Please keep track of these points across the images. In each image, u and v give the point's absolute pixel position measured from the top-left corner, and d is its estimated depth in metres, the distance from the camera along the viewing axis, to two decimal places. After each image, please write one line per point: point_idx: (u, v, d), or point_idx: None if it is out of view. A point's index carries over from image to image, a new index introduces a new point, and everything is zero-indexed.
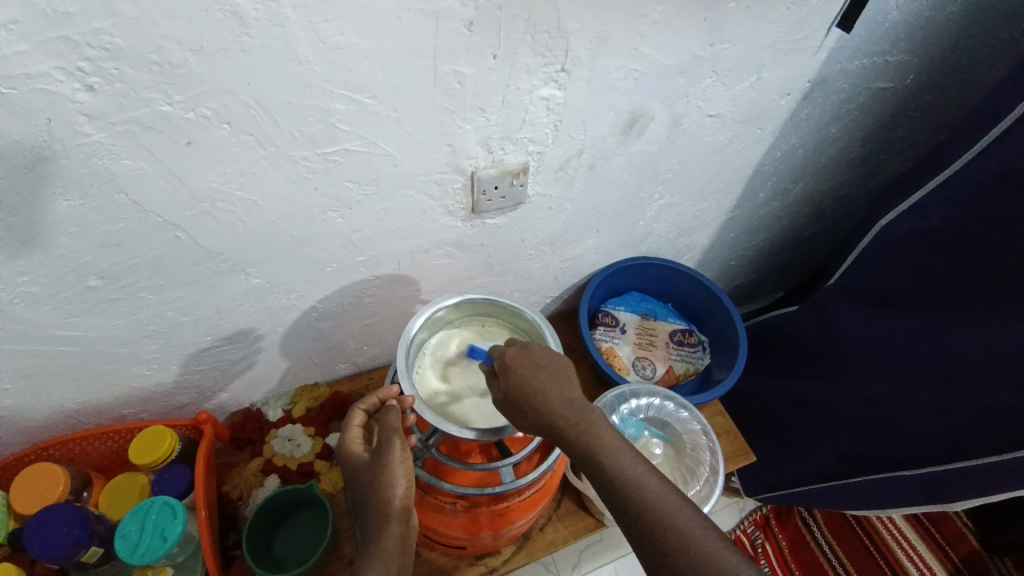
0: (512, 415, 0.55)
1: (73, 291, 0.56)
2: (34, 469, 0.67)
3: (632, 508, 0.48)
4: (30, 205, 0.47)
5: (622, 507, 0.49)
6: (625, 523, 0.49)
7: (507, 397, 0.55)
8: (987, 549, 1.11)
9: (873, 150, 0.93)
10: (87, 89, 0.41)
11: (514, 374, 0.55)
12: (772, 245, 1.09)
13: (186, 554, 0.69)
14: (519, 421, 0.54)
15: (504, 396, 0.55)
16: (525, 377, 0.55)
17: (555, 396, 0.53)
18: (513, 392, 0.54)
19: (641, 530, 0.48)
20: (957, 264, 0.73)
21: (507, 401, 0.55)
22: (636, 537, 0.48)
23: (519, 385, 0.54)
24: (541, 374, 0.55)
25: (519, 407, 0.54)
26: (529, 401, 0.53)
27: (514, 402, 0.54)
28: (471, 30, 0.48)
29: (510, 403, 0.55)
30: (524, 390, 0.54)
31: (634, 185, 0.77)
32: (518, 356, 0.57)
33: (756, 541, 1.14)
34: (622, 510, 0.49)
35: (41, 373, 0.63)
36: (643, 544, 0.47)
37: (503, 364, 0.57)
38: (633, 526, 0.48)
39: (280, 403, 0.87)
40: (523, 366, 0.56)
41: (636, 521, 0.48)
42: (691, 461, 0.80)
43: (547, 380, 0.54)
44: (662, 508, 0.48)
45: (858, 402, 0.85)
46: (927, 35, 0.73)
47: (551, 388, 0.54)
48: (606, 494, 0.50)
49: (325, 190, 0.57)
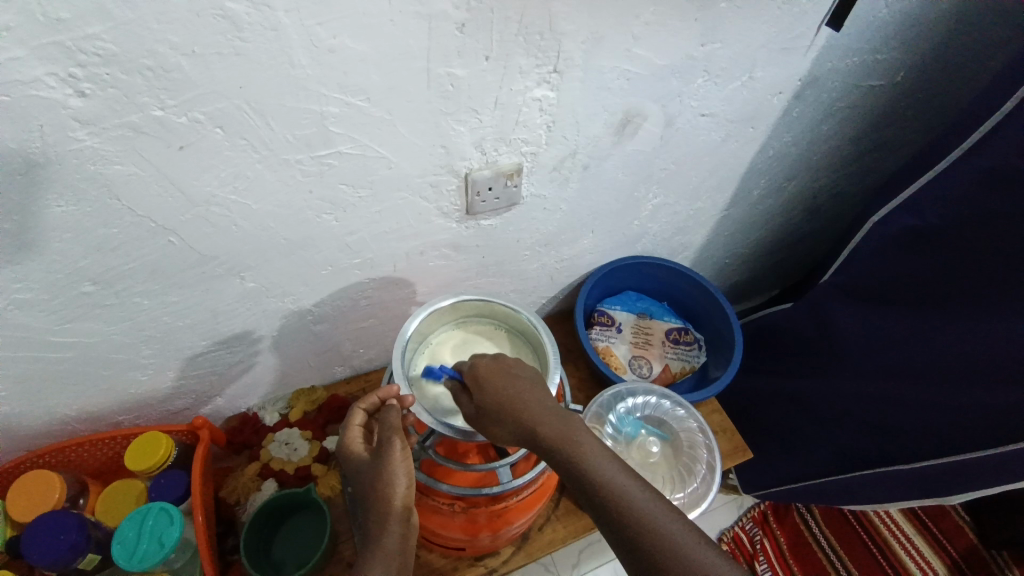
0: (489, 427, 0.54)
1: (68, 296, 0.55)
2: (29, 476, 0.66)
3: (615, 516, 0.48)
4: (24, 210, 0.47)
5: (604, 514, 0.49)
6: (607, 529, 0.49)
7: (482, 409, 0.54)
8: (985, 544, 1.12)
9: (866, 148, 0.93)
10: (80, 95, 0.41)
11: (489, 386, 0.55)
12: (767, 243, 1.10)
13: (184, 560, 0.69)
14: (497, 432, 0.54)
15: (479, 409, 0.55)
16: (500, 389, 0.54)
17: (532, 404, 0.53)
18: (489, 405, 0.54)
19: (625, 536, 0.48)
20: (950, 259, 0.73)
21: (483, 414, 0.55)
22: (619, 542, 0.48)
23: (495, 397, 0.54)
24: (515, 385, 0.55)
25: (496, 418, 0.53)
26: (505, 412, 0.53)
27: (492, 412, 0.54)
28: (465, 32, 0.49)
29: (486, 415, 0.54)
30: (499, 402, 0.54)
31: (628, 184, 0.77)
32: (491, 368, 0.56)
33: (754, 538, 1.15)
34: (604, 518, 0.49)
35: (37, 379, 0.63)
36: (627, 550, 0.48)
37: (477, 377, 0.56)
38: (616, 532, 0.48)
39: (277, 407, 0.87)
40: (496, 377, 0.55)
41: (619, 527, 0.48)
42: (689, 459, 0.80)
43: (523, 391, 0.54)
44: (645, 514, 0.48)
45: (854, 398, 0.86)
46: (917, 33, 0.74)
47: (528, 397, 0.54)
48: (587, 502, 0.50)
49: (321, 193, 0.57)
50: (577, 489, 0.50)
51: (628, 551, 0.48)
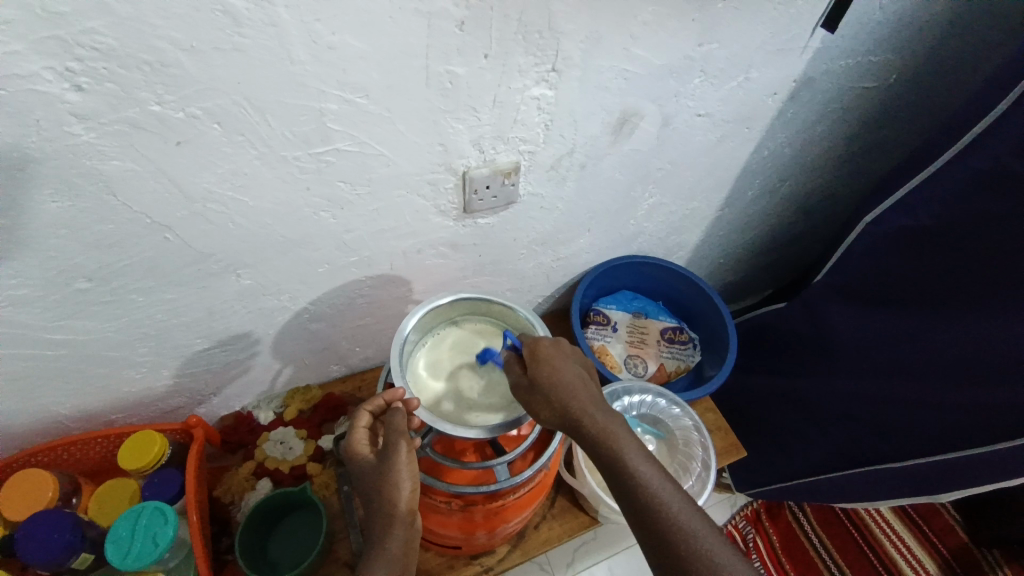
0: (533, 404, 0.55)
1: (63, 293, 0.55)
2: (20, 477, 0.65)
3: (648, 514, 0.50)
4: (18, 206, 0.46)
5: (635, 507, 0.51)
6: (634, 522, 0.51)
7: (534, 384, 0.55)
8: (973, 541, 1.13)
9: (858, 149, 0.94)
10: (77, 89, 0.41)
11: (545, 364, 0.56)
12: (760, 243, 1.11)
13: (179, 559, 0.69)
14: (541, 410, 0.55)
15: (531, 384, 0.56)
16: (556, 370, 0.56)
17: (582, 392, 0.55)
18: (543, 381, 0.55)
19: (651, 529, 0.50)
20: (940, 260, 0.74)
21: (533, 389, 0.55)
22: (643, 533, 0.51)
23: (549, 377, 0.55)
24: (569, 370, 0.56)
25: (545, 396, 0.54)
26: (556, 394, 0.54)
27: (542, 390, 0.55)
28: (464, 31, 0.49)
29: (535, 391, 0.55)
30: (553, 382, 0.55)
31: (625, 183, 0.77)
32: (550, 349, 0.58)
33: (748, 536, 1.16)
34: (634, 509, 0.51)
35: (30, 377, 0.62)
36: (649, 539, 0.50)
37: (535, 353, 0.58)
38: (643, 526, 0.50)
39: (271, 406, 0.86)
40: (555, 359, 0.57)
41: (646, 518, 0.50)
42: (684, 457, 0.81)
43: (574, 378, 0.56)
44: (675, 513, 0.50)
45: (846, 398, 0.87)
46: (910, 36, 0.75)
47: (578, 385, 0.55)
48: (619, 492, 0.52)
49: (318, 190, 0.57)
50: (610, 477, 0.53)
51: (654, 547, 0.50)
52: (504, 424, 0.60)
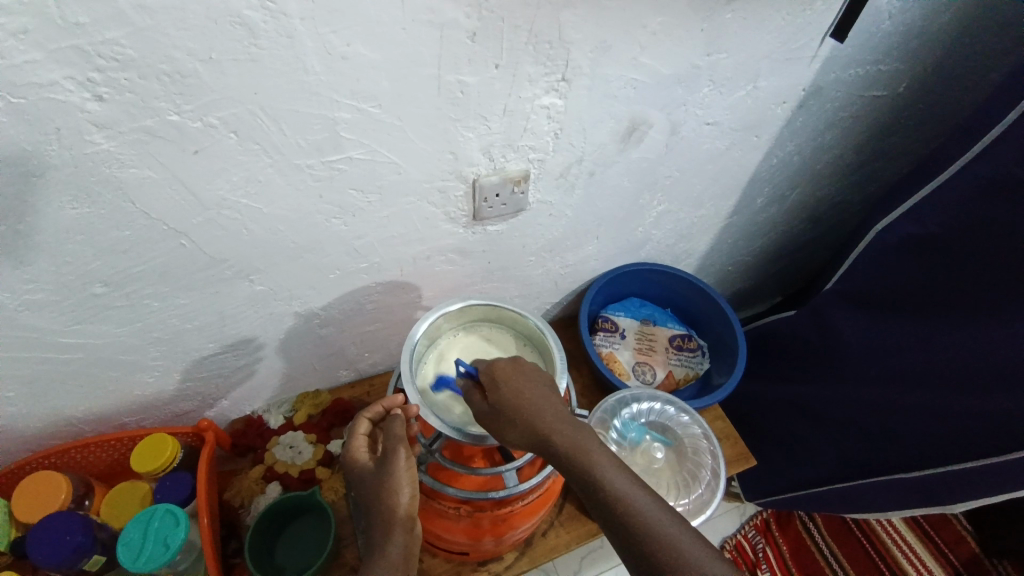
0: (501, 429, 0.54)
1: (79, 298, 0.56)
2: (35, 477, 0.67)
3: (626, 529, 0.50)
4: (37, 212, 0.47)
5: (609, 517, 0.51)
6: (614, 536, 0.51)
7: (498, 409, 0.55)
8: (986, 553, 1.12)
9: (868, 157, 0.94)
10: (98, 98, 0.42)
11: (507, 387, 0.55)
12: (770, 251, 1.10)
13: (188, 562, 0.69)
14: (509, 434, 0.54)
15: (495, 409, 0.55)
16: (519, 390, 0.55)
17: (548, 412, 0.54)
18: (507, 404, 0.54)
19: (631, 541, 0.50)
20: (955, 267, 0.73)
21: (497, 414, 0.55)
22: (623, 546, 0.50)
23: (513, 400, 0.54)
24: (532, 390, 0.55)
25: (508, 419, 0.54)
26: (522, 415, 0.53)
27: (506, 414, 0.54)
28: (475, 41, 0.49)
29: (500, 415, 0.54)
30: (515, 404, 0.54)
31: (634, 191, 0.78)
32: (509, 370, 0.57)
33: (756, 547, 1.14)
34: (616, 526, 0.50)
35: (45, 380, 0.63)
36: (630, 552, 0.50)
37: (494, 377, 0.57)
38: (623, 537, 0.50)
39: (282, 410, 0.87)
40: (517, 379, 0.56)
41: (629, 536, 0.50)
42: (693, 465, 0.80)
43: (540, 398, 0.55)
44: (658, 527, 0.49)
45: (857, 407, 0.86)
46: (920, 45, 0.75)
47: (543, 404, 0.54)
48: (596, 508, 0.51)
49: (330, 198, 0.58)
50: (586, 494, 0.52)
51: (636, 557, 0.49)
52: (461, 433, 0.59)
